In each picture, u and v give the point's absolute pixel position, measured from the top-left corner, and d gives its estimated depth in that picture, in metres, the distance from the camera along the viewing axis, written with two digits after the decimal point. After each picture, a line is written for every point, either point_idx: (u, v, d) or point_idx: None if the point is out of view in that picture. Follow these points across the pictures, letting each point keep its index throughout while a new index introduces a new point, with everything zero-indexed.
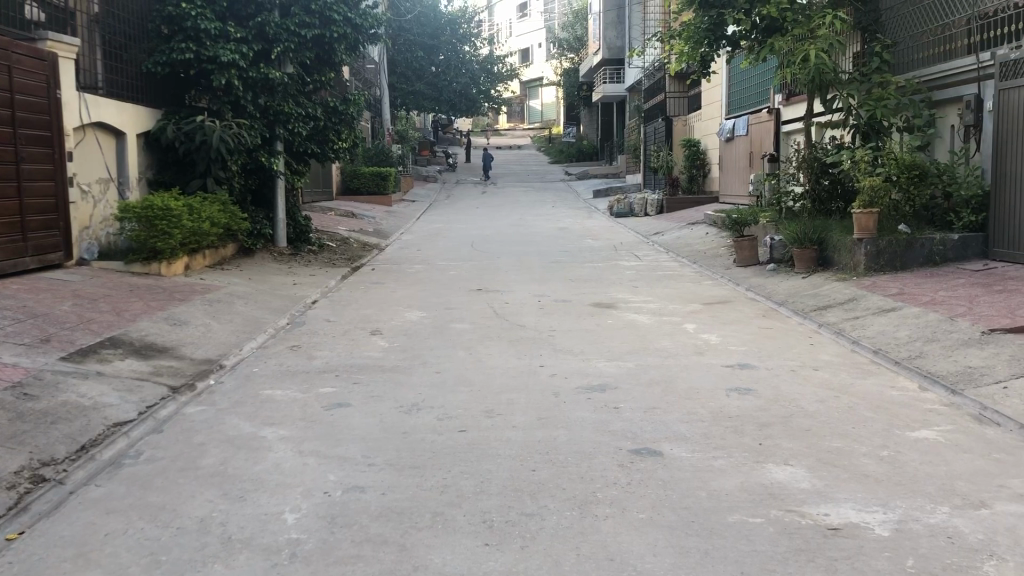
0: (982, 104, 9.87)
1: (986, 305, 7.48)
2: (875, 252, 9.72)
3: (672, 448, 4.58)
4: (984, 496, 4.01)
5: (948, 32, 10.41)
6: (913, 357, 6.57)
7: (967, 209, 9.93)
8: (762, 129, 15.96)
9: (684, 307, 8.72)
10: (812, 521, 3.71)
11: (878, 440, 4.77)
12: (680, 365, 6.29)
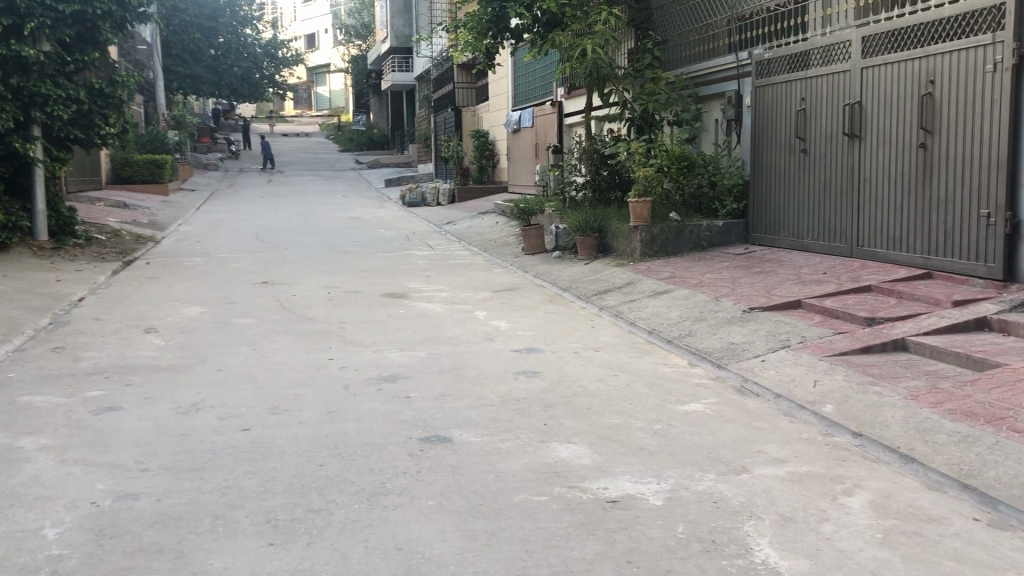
0: (742, 99, 10.67)
1: (747, 286, 8.12)
2: (649, 239, 10.29)
3: (460, 433, 4.63)
4: (745, 461, 4.35)
5: (711, 31, 11.16)
6: (684, 336, 7.02)
7: (730, 197, 10.69)
8: (546, 121, 16.46)
9: (474, 295, 8.85)
10: (592, 495, 3.88)
11: (653, 415, 5.05)
12: (469, 352, 6.38)
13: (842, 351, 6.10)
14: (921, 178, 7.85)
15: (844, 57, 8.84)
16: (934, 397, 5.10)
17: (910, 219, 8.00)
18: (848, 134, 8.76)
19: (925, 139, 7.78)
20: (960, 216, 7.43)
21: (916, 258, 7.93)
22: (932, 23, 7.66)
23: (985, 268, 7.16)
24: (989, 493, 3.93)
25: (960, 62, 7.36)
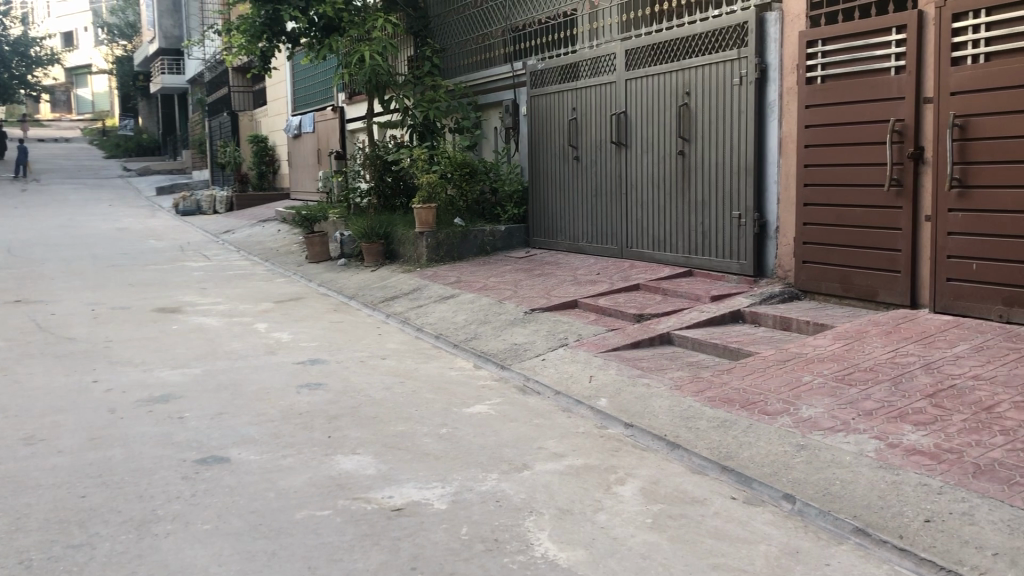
0: (518, 108, 11.03)
1: (528, 288, 8.38)
2: (435, 245, 10.37)
3: (238, 452, 4.46)
4: (526, 459, 4.49)
5: (488, 41, 11.44)
6: (469, 339, 7.13)
7: (510, 202, 11.04)
8: (327, 127, 16.21)
9: (254, 307, 8.54)
10: (376, 505, 3.86)
11: (439, 419, 5.10)
12: (249, 367, 6.16)
13: (615, 347, 6.43)
14: (681, 183, 8.42)
15: (610, 68, 9.32)
16: (696, 385, 5.49)
17: (672, 221, 8.56)
18: (615, 142, 9.24)
19: (683, 146, 8.35)
20: (715, 218, 8.04)
21: (679, 257, 8.50)
22: (687, 39, 8.24)
23: (738, 265, 7.79)
24: (744, 473, 4.27)
25: (711, 75, 7.97)
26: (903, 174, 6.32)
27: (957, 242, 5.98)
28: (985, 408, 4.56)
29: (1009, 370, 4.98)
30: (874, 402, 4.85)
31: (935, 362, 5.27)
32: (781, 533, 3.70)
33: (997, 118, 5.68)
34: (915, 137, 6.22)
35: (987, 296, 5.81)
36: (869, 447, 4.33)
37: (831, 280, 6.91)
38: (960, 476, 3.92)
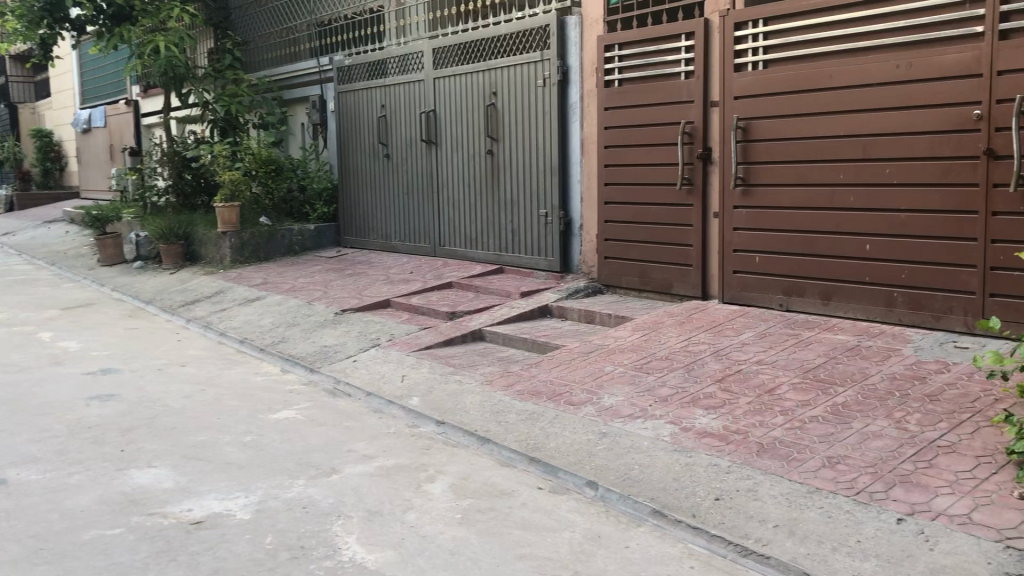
0: (326, 104, 10.84)
1: (339, 288, 8.24)
2: (239, 245, 10.03)
3: (17, 472, 4.11)
4: (334, 462, 4.41)
5: (292, 35, 11.17)
6: (277, 342, 6.92)
7: (319, 201, 10.82)
8: (120, 121, 15.28)
9: (37, 315, 7.91)
10: (173, 519, 3.67)
11: (243, 426, 4.92)
12: (30, 380, 5.68)
13: (427, 345, 6.44)
14: (489, 181, 8.55)
15: (418, 66, 9.32)
16: (506, 380, 5.59)
17: (482, 219, 8.68)
18: (425, 140, 9.26)
19: (491, 145, 8.47)
20: (522, 216, 8.22)
21: (490, 255, 8.64)
22: (492, 39, 8.36)
23: (545, 262, 8.01)
24: (550, 463, 4.39)
25: (516, 76, 8.13)
26: (693, 173, 6.70)
27: (743, 237, 6.42)
28: (767, 390, 4.91)
29: (788, 354, 5.39)
30: (670, 389, 5.12)
31: (725, 349, 5.62)
32: (584, 519, 3.83)
33: (774, 121, 6.14)
34: (703, 138, 6.62)
35: (769, 287, 6.31)
36: (665, 432, 4.56)
37: (632, 274, 7.24)
38: (746, 455, 4.20)
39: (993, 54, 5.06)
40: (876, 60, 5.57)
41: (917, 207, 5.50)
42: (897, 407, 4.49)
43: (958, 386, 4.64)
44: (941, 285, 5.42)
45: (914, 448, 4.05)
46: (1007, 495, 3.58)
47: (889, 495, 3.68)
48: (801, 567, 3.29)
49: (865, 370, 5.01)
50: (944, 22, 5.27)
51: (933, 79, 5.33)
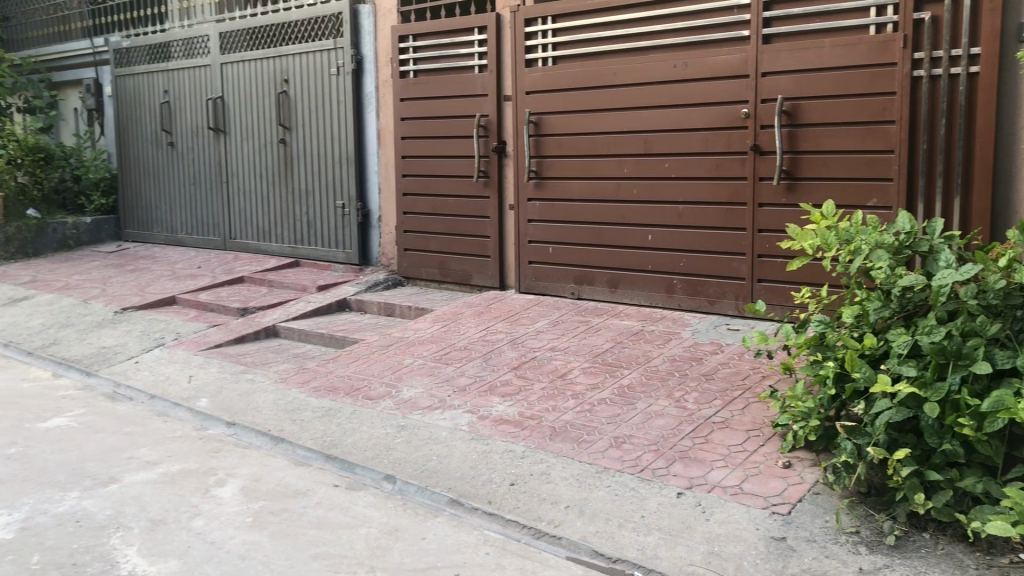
0: (101, 87, 10.21)
1: (120, 285, 7.72)
2: (4, 240, 9.21)
3: None
4: (113, 471, 4.12)
5: (62, 12, 10.38)
6: (48, 344, 6.39)
7: (96, 191, 10.09)
8: None
9: None
10: None
11: (7, 439, 4.50)
12: None
13: (217, 343, 6.16)
14: (283, 172, 8.29)
15: (204, 51, 8.88)
16: (301, 377, 5.44)
17: (276, 211, 8.40)
18: (213, 129, 8.84)
19: (283, 134, 8.21)
20: (318, 208, 8.03)
21: (285, 248, 8.38)
22: (283, 25, 8.09)
23: (342, 254, 7.87)
24: (347, 459, 4.32)
25: (309, 64, 7.92)
26: (489, 166, 6.79)
27: (537, 228, 6.58)
28: (559, 376, 5.07)
29: (579, 340, 5.58)
30: (467, 378, 5.17)
31: (520, 337, 5.75)
32: (381, 513, 3.79)
33: (564, 116, 6.33)
34: (498, 131, 6.72)
35: (561, 276, 6.51)
36: (462, 421, 4.60)
37: (430, 266, 7.25)
38: (539, 439, 4.31)
39: (759, 57, 5.46)
40: (656, 60, 5.86)
41: (694, 199, 5.85)
42: (677, 387, 4.76)
43: (731, 365, 4.99)
44: (716, 272, 5.80)
45: (691, 425, 4.31)
46: (772, 465, 3.89)
47: (670, 471, 3.89)
48: (591, 545, 3.42)
49: (649, 353, 5.27)
50: (716, 25, 5.62)
51: (707, 78, 5.68)
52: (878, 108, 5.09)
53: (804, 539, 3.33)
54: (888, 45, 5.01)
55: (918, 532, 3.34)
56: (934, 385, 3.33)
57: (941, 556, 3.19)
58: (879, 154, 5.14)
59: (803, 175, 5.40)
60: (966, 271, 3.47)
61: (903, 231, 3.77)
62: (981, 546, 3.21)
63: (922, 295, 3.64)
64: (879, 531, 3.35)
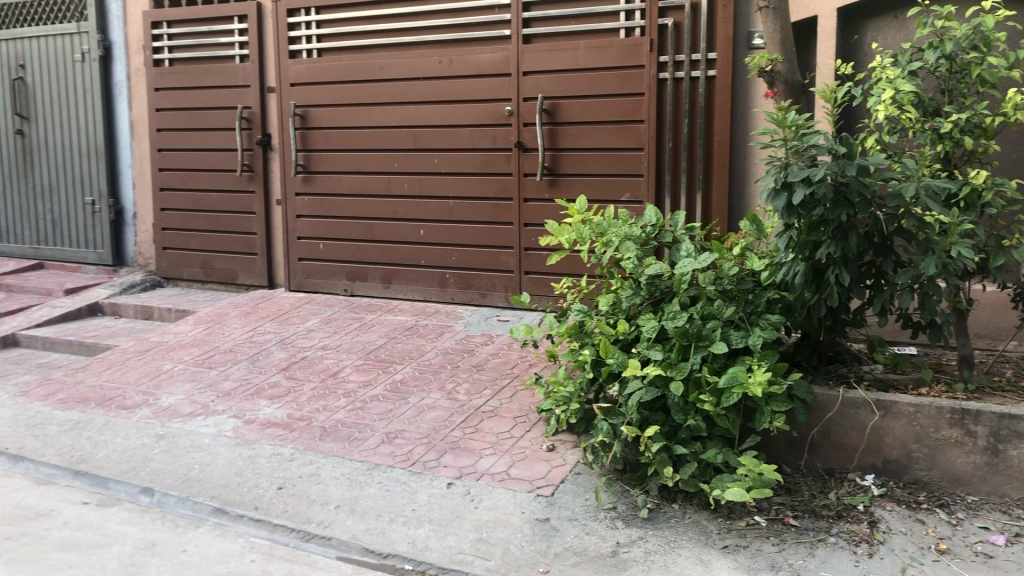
0: None
1: None
2: None
3: None
4: None
5: None
6: None
7: None
8: None
9: None
10: None
11: None
12: None
13: None
14: (22, 165, 7.59)
15: None
16: (46, 388, 5.01)
17: (15, 209, 7.69)
18: None
19: (21, 125, 7.51)
20: (65, 205, 7.42)
21: (25, 248, 7.68)
22: (17, 5, 7.39)
23: (94, 254, 7.32)
24: (98, 474, 4.01)
25: (49, 49, 7.29)
26: (253, 159, 6.56)
27: (305, 224, 6.43)
28: (331, 374, 4.98)
29: (351, 337, 5.51)
30: (233, 382, 4.96)
31: (289, 336, 5.60)
32: (136, 529, 3.56)
33: (331, 109, 6.22)
34: (262, 124, 6.50)
35: (332, 273, 6.40)
36: (227, 426, 4.41)
37: (192, 265, 6.90)
38: (309, 440, 4.22)
39: (520, 56, 5.62)
40: (422, 56, 5.90)
41: (462, 194, 5.94)
42: (448, 379, 4.83)
43: (500, 355, 5.13)
44: (485, 265, 5.93)
45: (462, 416, 4.38)
46: (537, 449, 4.03)
47: (440, 462, 3.93)
48: (360, 543, 3.38)
49: (421, 347, 5.30)
50: (478, 24, 5.73)
51: (472, 75, 5.77)
52: (629, 108, 5.40)
53: (566, 518, 3.48)
54: (636, 48, 5.32)
55: (668, 503, 3.58)
56: (679, 365, 3.58)
57: (688, 523, 3.44)
58: (631, 151, 5.45)
59: (563, 170, 5.63)
60: (704, 259, 3.74)
61: (650, 224, 4.02)
62: (722, 511, 3.49)
63: (667, 282, 3.90)
64: (633, 506, 3.56)
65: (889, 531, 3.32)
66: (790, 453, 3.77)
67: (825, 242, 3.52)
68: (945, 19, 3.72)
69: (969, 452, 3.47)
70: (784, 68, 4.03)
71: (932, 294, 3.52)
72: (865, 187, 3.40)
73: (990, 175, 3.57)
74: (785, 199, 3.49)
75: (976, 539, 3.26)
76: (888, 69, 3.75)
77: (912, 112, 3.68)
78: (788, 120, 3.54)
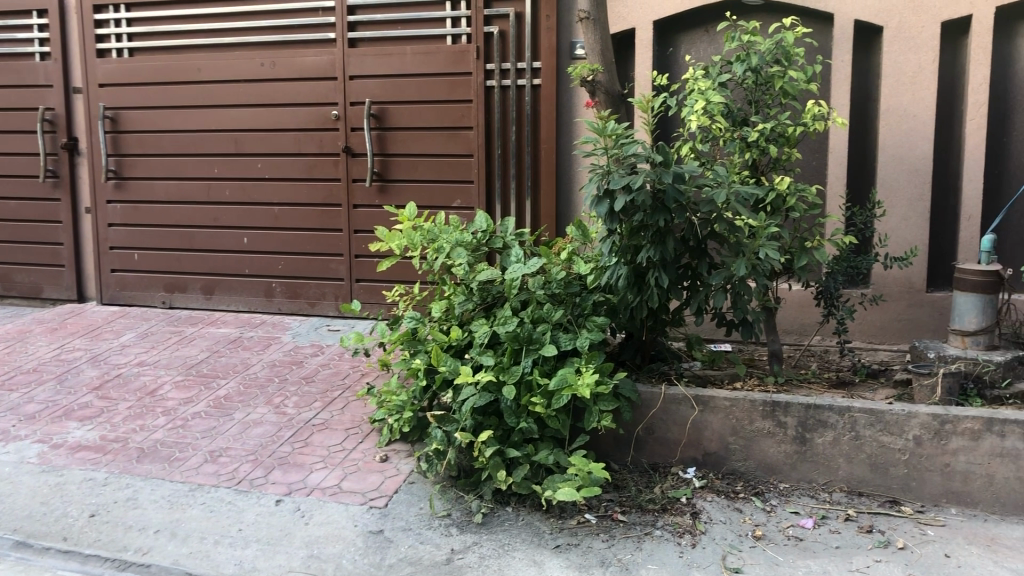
0: None
1: None
2: None
3: None
4: None
5: None
6: None
7: None
8: None
9: None
10: None
11: None
12: None
13: None
14: None
15: None
16: None
17: None
18: None
19: None
20: None
21: None
22: None
23: None
24: None
25: None
26: (58, 164, 6.13)
27: (118, 233, 6.07)
28: (148, 392, 4.71)
29: (171, 352, 5.24)
30: (37, 404, 4.60)
31: (102, 353, 5.25)
32: None
33: (145, 112, 5.90)
34: (67, 127, 6.08)
35: (150, 284, 6.06)
36: (30, 453, 4.07)
37: None
38: (124, 463, 3.96)
39: (346, 60, 5.53)
40: (242, 57, 5.69)
41: (289, 200, 5.78)
42: (276, 393, 4.66)
43: (330, 366, 5.01)
44: (313, 274, 5.78)
45: (290, 430, 4.24)
46: (370, 460, 3.95)
47: (268, 479, 3.79)
48: (183, 568, 3.19)
49: (247, 360, 5.10)
50: (302, 26, 5.59)
51: (296, 79, 5.62)
52: (458, 115, 5.43)
53: (400, 529, 3.43)
54: (463, 55, 5.35)
55: (502, 507, 3.60)
56: (510, 369, 3.61)
57: (521, 526, 3.47)
58: (461, 158, 5.48)
59: (393, 176, 5.58)
60: (533, 265, 3.80)
61: (480, 230, 4.03)
62: (554, 512, 3.54)
63: (499, 287, 3.94)
64: (468, 512, 3.56)
65: (709, 521, 3.48)
66: (617, 450, 3.89)
67: (646, 246, 3.65)
68: (751, 33, 3.93)
69: (779, 442, 3.69)
70: (604, 78, 4.14)
71: (743, 293, 3.70)
72: (680, 194, 3.55)
73: (792, 181, 3.80)
74: (608, 205, 3.58)
75: (788, 523, 3.47)
76: (700, 81, 3.93)
77: (722, 122, 3.87)
78: (608, 129, 3.62)
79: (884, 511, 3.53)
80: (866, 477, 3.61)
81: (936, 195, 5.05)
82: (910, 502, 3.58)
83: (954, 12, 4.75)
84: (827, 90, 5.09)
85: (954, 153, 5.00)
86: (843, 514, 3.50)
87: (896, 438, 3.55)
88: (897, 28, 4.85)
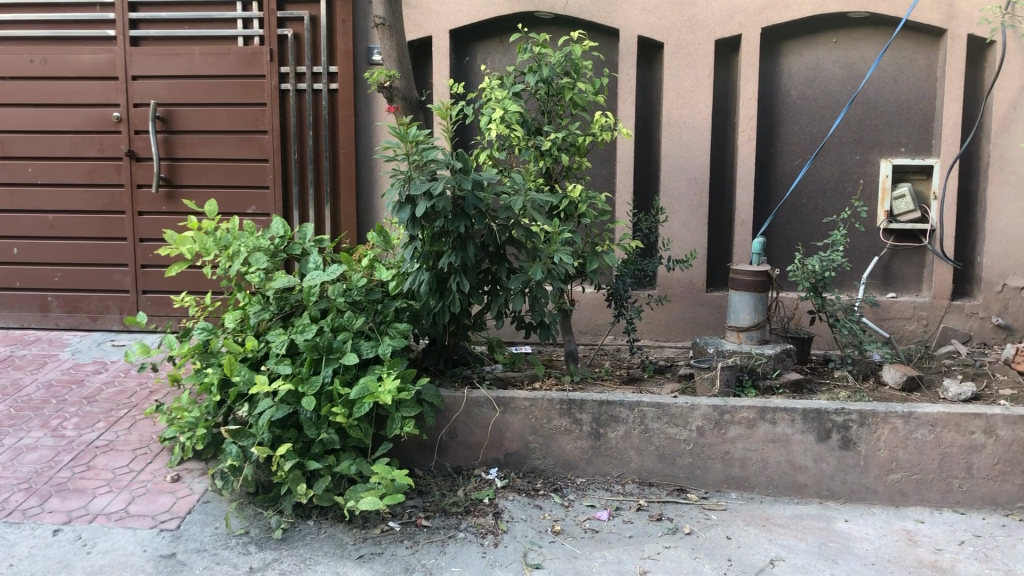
0: None
1: None
2: None
3: None
4: None
5: None
6: None
7: None
8: None
9: None
10: None
11: None
12: None
13: None
14: None
15: None
16: None
17: None
18: None
19: None
20: None
21: None
22: None
23: None
24: None
25: None
26: None
27: None
28: None
29: None
30: None
31: None
32: None
33: None
34: None
35: None
36: None
37: None
38: None
39: (128, 59, 5.23)
40: (9, 53, 5.25)
41: (66, 208, 5.39)
42: (52, 415, 4.32)
43: (115, 384, 4.71)
44: (95, 286, 5.42)
45: (70, 453, 3.95)
46: (160, 481, 3.76)
47: (44, 507, 3.51)
48: None
49: (18, 381, 4.70)
50: (78, 21, 5.23)
51: (71, 77, 5.26)
52: (251, 118, 5.27)
53: (194, 551, 3.28)
54: (255, 57, 5.21)
55: (303, 521, 3.53)
56: (310, 380, 3.52)
57: (323, 538, 3.41)
58: (254, 163, 5.32)
59: (182, 181, 5.33)
60: (333, 272, 3.74)
61: (277, 236, 3.92)
62: (357, 522, 3.50)
63: (297, 295, 3.87)
64: (267, 528, 3.46)
65: (511, 520, 3.56)
66: (421, 455, 3.90)
67: (447, 252, 3.69)
68: (542, 45, 4.05)
69: (576, 438, 3.83)
70: (401, 84, 4.14)
71: (540, 297, 3.82)
72: (479, 201, 3.60)
73: (583, 189, 3.96)
74: (409, 211, 3.58)
75: (585, 516, 3.61)
76: (496, 90, 4.00)
77: (517, 130, 3.96)
78: (409, 136, 3.59)
79: (672, 499, 3.75)
80: (656, 468, 3.82)
81: (714, 202, 5.41)
82: (695, 489, 3.82)
83: (726, 32, 5.11)
84: (614, 101, 5.34)
85: (728, 162, 5.38)
86: (635, 505, 3.68)
87: (681, 429, 3.77)
88: (676, 45, 5.16)
